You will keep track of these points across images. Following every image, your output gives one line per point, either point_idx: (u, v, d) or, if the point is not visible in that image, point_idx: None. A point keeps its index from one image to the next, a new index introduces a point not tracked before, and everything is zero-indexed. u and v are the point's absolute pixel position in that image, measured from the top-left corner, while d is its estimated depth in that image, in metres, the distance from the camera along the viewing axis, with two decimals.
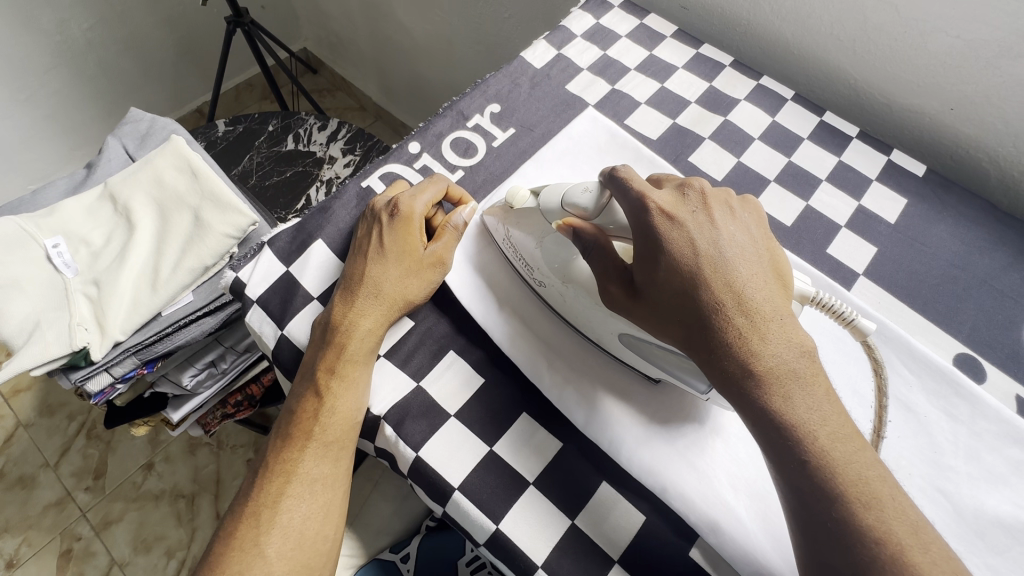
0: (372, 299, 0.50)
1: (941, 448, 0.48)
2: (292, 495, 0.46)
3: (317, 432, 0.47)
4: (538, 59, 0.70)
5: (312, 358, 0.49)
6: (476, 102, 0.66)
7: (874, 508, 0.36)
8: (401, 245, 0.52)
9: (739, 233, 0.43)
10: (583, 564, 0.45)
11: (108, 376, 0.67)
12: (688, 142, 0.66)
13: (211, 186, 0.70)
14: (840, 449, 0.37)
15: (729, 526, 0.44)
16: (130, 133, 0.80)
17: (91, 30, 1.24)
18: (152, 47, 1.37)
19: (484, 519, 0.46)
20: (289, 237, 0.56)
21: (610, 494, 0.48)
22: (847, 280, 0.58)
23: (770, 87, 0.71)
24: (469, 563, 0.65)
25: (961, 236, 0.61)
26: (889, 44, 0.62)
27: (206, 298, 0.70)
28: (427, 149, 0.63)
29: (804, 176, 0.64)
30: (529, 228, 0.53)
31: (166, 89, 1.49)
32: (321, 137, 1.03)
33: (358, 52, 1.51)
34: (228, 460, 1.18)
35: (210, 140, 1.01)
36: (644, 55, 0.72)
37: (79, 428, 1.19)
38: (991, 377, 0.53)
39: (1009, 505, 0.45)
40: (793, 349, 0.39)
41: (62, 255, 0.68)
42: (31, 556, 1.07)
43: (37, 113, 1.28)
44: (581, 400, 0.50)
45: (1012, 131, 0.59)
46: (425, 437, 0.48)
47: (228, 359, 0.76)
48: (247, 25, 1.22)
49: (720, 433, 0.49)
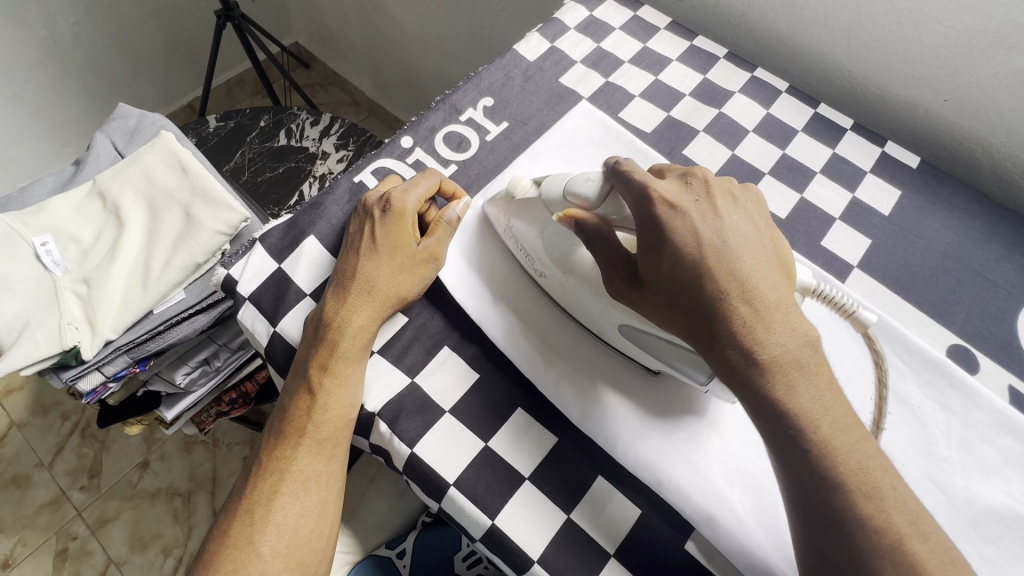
0: (365, 295, 0.50)
1: (934, 439, 0.48)
2: (286, 493, 0.46)
3: (311, 429, 0.47)
4: (531, 52, 0.69)
5: (306, 354, 0.49)
6: (469, 95, 0.65)
7: (875, 497, 0.36)
8: (394, 241, 0.51)
9: (746, 223, 0.43)
10: (579, 560, 0.45)
11: (100, 375, 0.66)
12: (683, 135, 0.66)
13: (202, 182, 0.69)
14: (841, 439, 0.37)
15: (725, 518, 0.44)
16: (119, 129, 0.79)
17: (78, 24, 1.22)
18: (141, 41, 1.36)
19: (479, 514, 0.46)
20: (280, 234, 0.56)
21: (605, 487, 0.48)
22: (841, 272, 0.58)
23: (765, 79, 0.70)
24: (466, 558, 0.65)
25: (955, 228, 0.61)
26: (883, 35, 0.61)
27: (198, 296, 0.70)
28: (420, 144, 0.63)
29: (799, 168, 0.64)
30: (535, 211, 0.53)
31: (155, 84, 1.47)
32: (313, 132, 1.02)
33: (350, 46, 1.50)
34: (224, 458, 1.18)
35: (201, 136, 1.01)
36: (639, 47, 0.71)
37: (73, 428, 1.19)
38: (984, 368, 0.53)
39: (1001, 494, 0.46)
40: (795, 338, 0.39)
41: (51, 254, 0.67)
42: (27, 556, 1.07)
43: (24, 110, 1.27)
44: (577, 394, 0.50)
45: (1007, 122, 0.59)
46: (419, 433, 0.48)
47: (221, 356, 0.75)
48: (236, 18, 1.20)
49: (716, 427, 0.49)
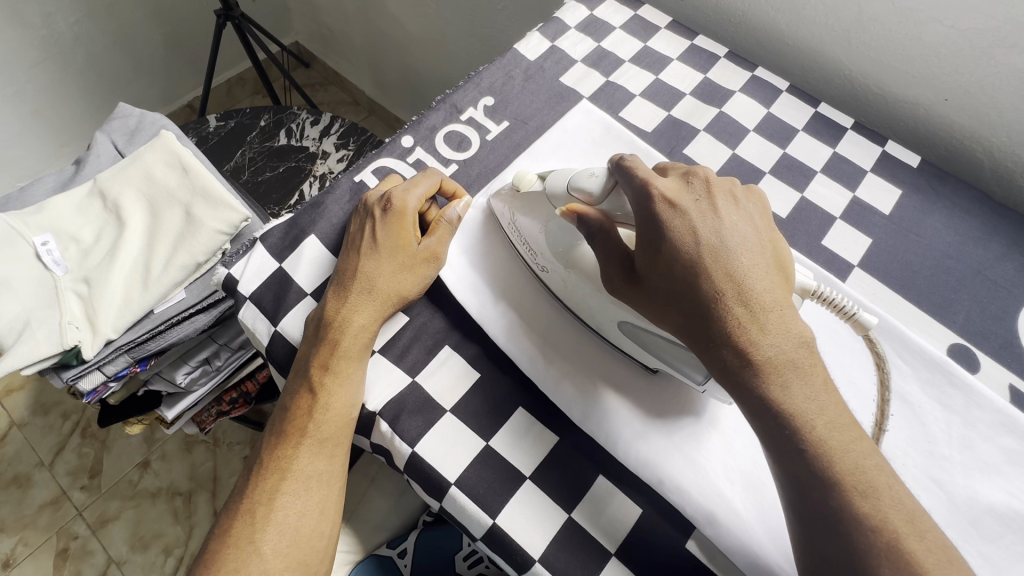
0: (366, 295, 0.50)
1: (935, 438, 0.48)
2: (286, 492, 0.46)
3: (311, 429, 0.47)
4: (532, 51, 0.69)
5: (307, 354, 0.49)
6: (469, 95, 0.65)
7: (870, 497, 0.36)
8: (394, 240, 0.51)
9: (742, 223, 0.43)
10: (580, 559, 0.45)
11: (101, 375, 0.66)
12: (684, 134, 0.66)
13: (202, 181, 0.69)
14: (837, 438, 0.37)
15: (726, 517, 0.44)
16: (119, 129, 0.79)
17: (78, 24, 1.22)
18: (141, 40, 1.36)
19: (481, 514, 0.46)
20: (281, 233, 0.56)
21: (606, 487, 0.48)
22: (842, 272, 0.58)
23: (765, 78, 0.70)
24: (467, 558, 0.65)
25: (956, 227, 0.61)
26: (883, 34, 0.61)
27: (199, 295, 0.70)
28: (421, 143, 0.63)
29: (799, 168, 0.64)
30: (535, 211, 0.53)
31: (155, 84, 1.47)
32: (313, 131, 1.02)
33: (350, 45, 1.50)
34: (225, 457, 1.18)
35: (201, 136, 1.01)
36: (639, 46, 0.71)
37: (73, 428, 1.19)
38: (985, 367, 0.53)
39: (1002, 493, 0.46)
40: (791, 338, 0.39)
41: (51, 253, 0.67)
42: (28, 556, 1.07)
43: (24, 109, 1.27)
44: (579, 393, 0.50)
45: (1007, 121, 0.59)
46: (420, 433, 0.48)
47: (222, 356, 0.75)
48: (236, 18, 1.20)
49: (717, 426, 0.49)
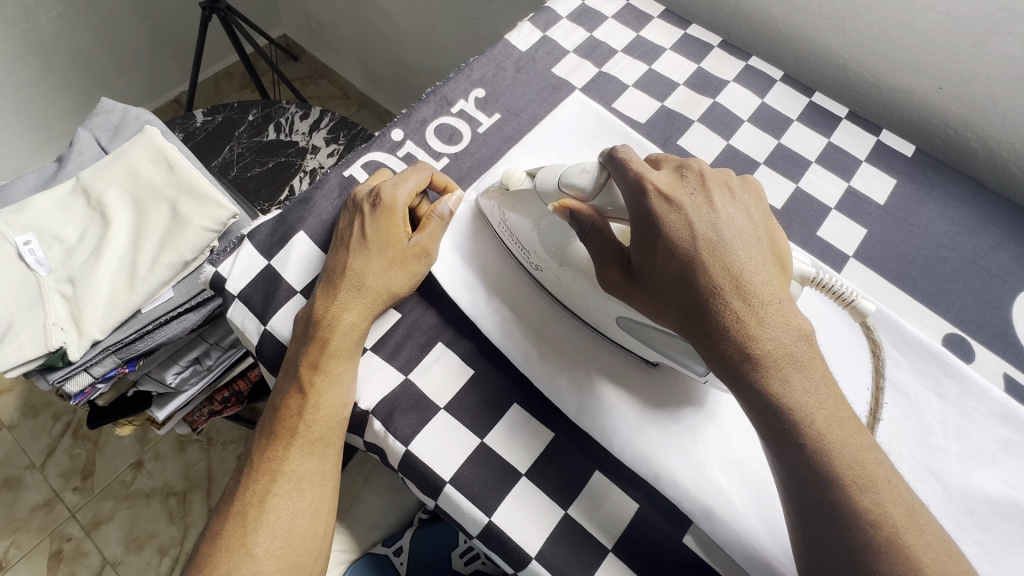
0: (356, 291, 0.49)
1: (930, 428, 0.48)
2: (278, 493, 0.45)
3: (302, 428, 0.46)
4: (523, 42, 0.68)
5: (296, 353, 0.48)
6: (460, 86, 0.64)
7: (870, 491, 0.35)
8: (384, 236, 0.50)
9: (739, 216, 0.42)
10: (577, 555, 0.45)
11: (88, 376, 0.66)
12: (677, 125, 0.65)
13: (188, 178, 0.68)
14: (837, 433, 0.37)
15: (723, 512, 0.44)
16: (102, 125, 0.77)
17: (60, 18, 1.20)
18: (125, 34, 1.33)
19: (476, 511, 0.45)
20: (269, 230, 0.55)
21: (602, 482, 0.47)
22: (837, 263, 0.58)
23: (759, 67, 0.69)
24: (463, 555, 0.63)
25: (951, 216, 0.60)
26: (878, 22, 0.61)
27: (187, 294, 0.69)
28: (411, 136, 0.62)
29: (794, 158, 0.63)
30: (527, 208, 0.52)
31: (141, 79, 1.45)
32: (303, 126, 1.01)
33: (340, 38, 1.48)
34: (219, 456, 1.17)
35: (188, 131, 0.99)
36: (632, 36, 0.70)
37: (64, 428, 1.17)
38: (980, 357, 0.53)
39: (997, 483, 0.46)
40: (790, 332, 0.39)
41: (34, 252, 0.66)
42: (20, 558, 1.06)
43: (5, 106, 1.25)
44: (574, 388, 0.49)
45: (1002, 110, 0.58)
46: (414, 431, 0.47)
47: (212, 355, 0.74)
48: (222, 11, 1.18)
49: (714, 419, 0.48)
